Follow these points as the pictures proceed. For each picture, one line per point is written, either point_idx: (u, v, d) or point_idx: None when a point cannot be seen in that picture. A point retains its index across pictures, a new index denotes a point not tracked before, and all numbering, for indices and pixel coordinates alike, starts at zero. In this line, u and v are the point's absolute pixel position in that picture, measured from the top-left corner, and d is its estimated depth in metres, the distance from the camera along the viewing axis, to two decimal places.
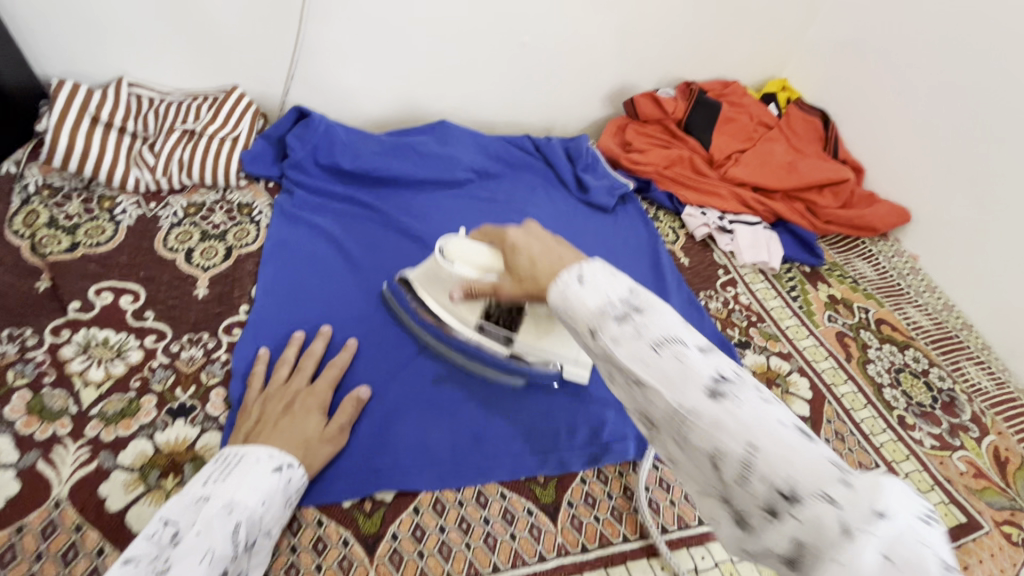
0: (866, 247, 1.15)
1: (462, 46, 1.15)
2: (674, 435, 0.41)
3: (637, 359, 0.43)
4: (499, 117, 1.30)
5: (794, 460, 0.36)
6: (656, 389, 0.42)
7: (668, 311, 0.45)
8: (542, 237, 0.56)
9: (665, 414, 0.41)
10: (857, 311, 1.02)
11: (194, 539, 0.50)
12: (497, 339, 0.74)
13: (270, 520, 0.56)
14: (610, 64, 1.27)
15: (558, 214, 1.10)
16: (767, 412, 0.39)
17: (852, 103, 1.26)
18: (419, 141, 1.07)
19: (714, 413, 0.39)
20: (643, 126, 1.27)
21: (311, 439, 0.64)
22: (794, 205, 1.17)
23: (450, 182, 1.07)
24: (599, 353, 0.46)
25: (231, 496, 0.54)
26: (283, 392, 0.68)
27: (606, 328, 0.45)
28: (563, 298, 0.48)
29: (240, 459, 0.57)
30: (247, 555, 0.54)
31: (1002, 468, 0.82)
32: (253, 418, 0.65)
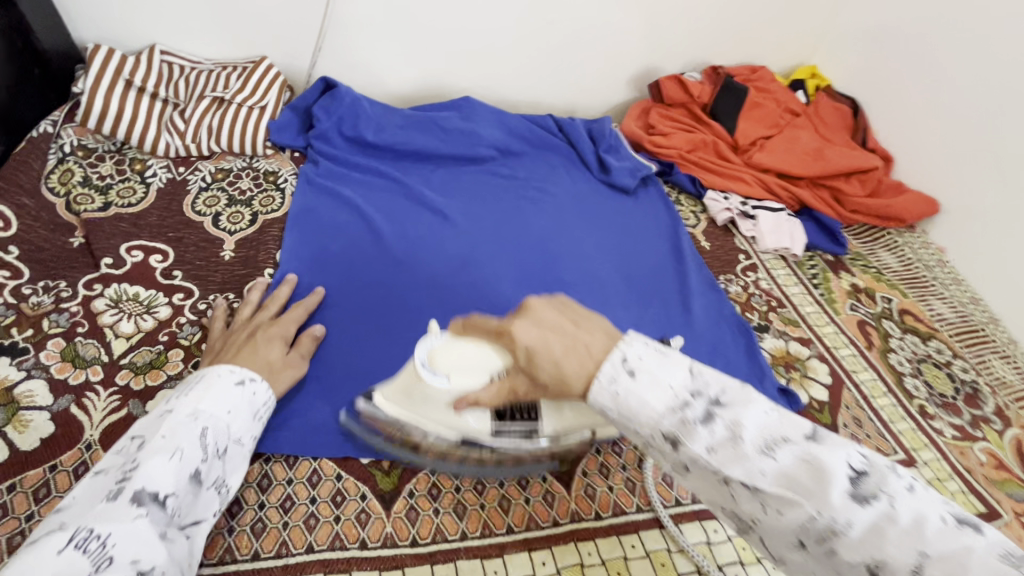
0: (891, 237, 1.13)
1: (488, 22, 1.14)
2: (815, 547, 0.38)
3: (744, 467, 0.39)
4: (523, 98, 1.29)
5: (968, 561, 0.34)
6: (786, 501, 0.38)
7: (750, 398, 0.42)
8: (557, 327, 0.47)
9: (798, 524, 0.38)
10: (880, 301, 1.00)
11: (161, 441, 0.51)
12: (519, 436, 0.60)
13: (238, 429, 0.59)
14: (636, 45, 1.26)
15: (575, 192, 1.09)
16: (917, 506, 0.36)
17: (883, 91, 1.23)
18: (443, 116, 1.08)
19: (869, 522, 0.36)
20: (667, 109, 1.25)
21: (276, 363, 0.68)
22: (819, 193, 1.15)
23: (472, 158, 1.08)
24: (688, 464, 0.41)
25: (195, 405, 0.56)
26: (246, 325, 0.71)
27: (693, 435, 0.41)
28: (627, 404, 0.42)
29: (200, 377, 0.59)
30: (220, 462, 0.56)
31: None
32: (216, 347, 0.67)
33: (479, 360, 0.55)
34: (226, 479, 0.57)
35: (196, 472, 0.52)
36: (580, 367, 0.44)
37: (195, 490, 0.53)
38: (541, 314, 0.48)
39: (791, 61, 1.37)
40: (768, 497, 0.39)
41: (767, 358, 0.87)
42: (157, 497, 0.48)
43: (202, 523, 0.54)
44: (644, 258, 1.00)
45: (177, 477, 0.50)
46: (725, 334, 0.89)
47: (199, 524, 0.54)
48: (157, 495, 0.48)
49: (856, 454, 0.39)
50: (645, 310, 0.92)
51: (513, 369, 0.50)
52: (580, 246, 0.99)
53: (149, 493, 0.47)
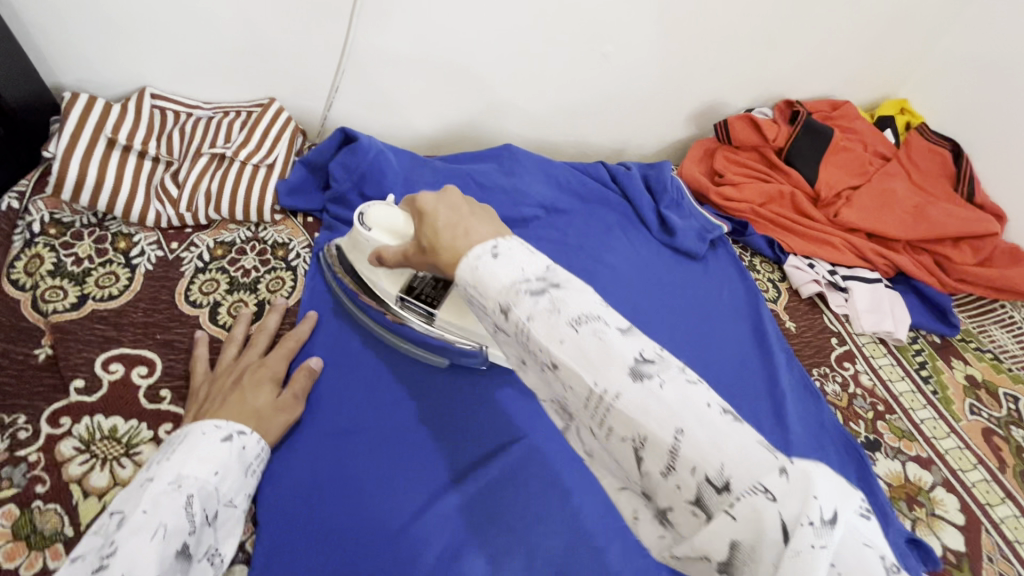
0: (1006, 313, 0.95)
1: (535, 55, 0.98)
2: (598, 424, 0.37)
3: (552, 335, 0.38)
4: (567, 138, 1.13)
5: (723, 445, 0.33)
6: (571, 371, 0.38)
7: (589, 291, 0.41)
8: (454, 204, 0.48)
9: (581, 395, 0.38)
10: (1004, 401, 0.84)
11: (141, 516, 0.47)
12: (417, 314, 0.69)
13: (230, 491, 0.54)
14: (700, 78, 1.09)
15: (632, 260, 0.93)
16: (691, 394, 0.35)
17: (993, 135, 1.06)
18: (481, 171, 0.93)
19: (639, 395, 0.35)
20: (735, 152, 1.09)
21: (264, 410, 0.60)
22: (920, 258, 0.97)
23: (514, 220, 0.93)
24: (513, 335, 0.41)
25: (179, 470, 0.51)
26: (231, 369, 0.64)
27: (519, 302, 0.40)
28: (475, 276, 0.42)
29: (183, 437, 0.54)
30: (211, 528, 0.52)
31: None
32: (200, 399, 0.60)
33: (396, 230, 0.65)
34: (219, 547, 0.53)
35: (184, 547, 0.48)
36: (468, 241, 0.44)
37: (184, 566, 0.48)
38: (451, 193, 0.50)
39: (874, 92, 1.19)
40: (563, 369, 0.38)
41: (885, 490, 0.71)
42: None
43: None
44: (720, 346, 0.84)
45: (161, 556, 0.45)
46: (832, 457, 0.73)
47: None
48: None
49: (652, 348, 0.38)
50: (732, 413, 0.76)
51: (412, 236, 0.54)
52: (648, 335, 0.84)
53: None
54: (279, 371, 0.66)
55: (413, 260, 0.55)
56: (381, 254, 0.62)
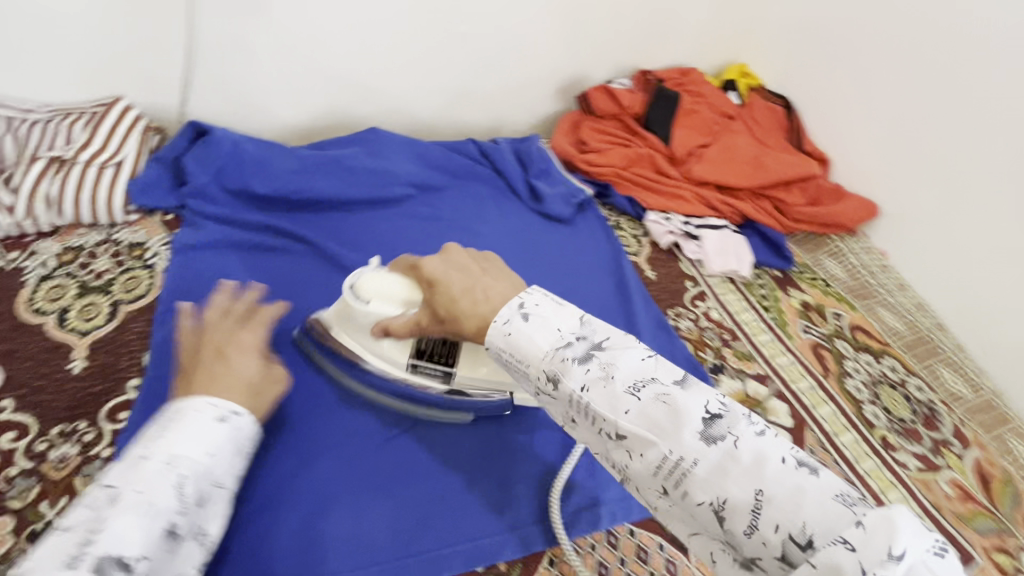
0: (835, 244, 1.09)
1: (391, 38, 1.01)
2: (670, 485, 0.45)
3: (611, 402, 0.48)
4: (442, 119, 1.16)
5: (803, 499, 0.40)
6: (646, 441, 0.46)
7: (629, 346, 0.51)
8: (460, 266, 0.62)
9: (655, 460, 0.46)
10: (831, 318, 0.97)
11: (135, 496, 0.47)
12: (434, 377, 0.68)
13: (221, 472, 0.53)
14: (559, 53, 1.15)
15: (504, 229, 0.99)
16: (764, 448, 0.43)
17: (815, 89, 1.19)
18: (347, 154, 0.94)
19: (715, 459, 0.44)
20: (599, 121, 1.16)
21: (255, 382, 0.62)
22: (761, 204, 1.09)
23: (385, 200, 0.95)
24: (565, 401, 0.50)
25: (173, 450, 0.50)
26: (216, 338, 0.64)
27: (570, 372, 0.50)
28: (517, 344, 0.53)
29: (178, 415, 0.53)
30: (201, 509, 0.51)
31: (987, 486, 0.77)
32: (185, 372, 0.61)
33: (397, 298, 0.67)
34: (207, 525, 0.52)
35: (172, 527, 0.48)
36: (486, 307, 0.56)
37: (172, 546, 0.48)
38: (452, 259, 0.64)
39: (720, 58, 1.31)
40: (629, 438, 0.47)
41: None
42: (123, 562, 0.44)
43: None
44: (584, 298, 0.91)
45: (148, 537, 0.46)
46: None
47: None
48: (123, 561, 0.44)
49: (716, 402, 0.47)
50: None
51: (425, 307, 0.64)
52: None
53: (113, 560, 0.43)
54: (262, 351, 0.66)
55: (428, 327, 0.63)
56: (391, 327, 0.66)
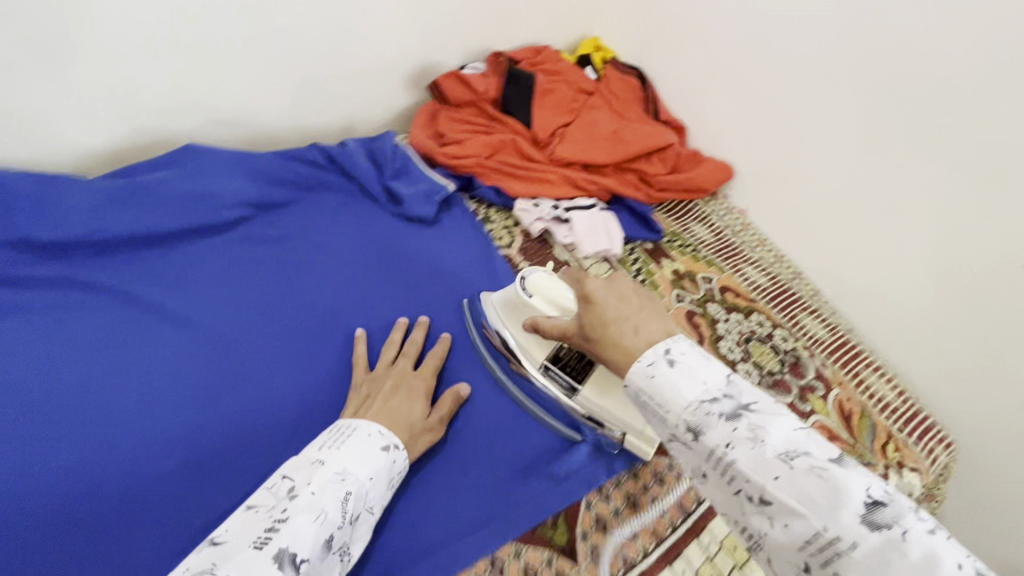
0: (700, 209, 1.12)
1: (186, 37, 0.86)
2: (820, 566, 0.41)
3: (759, 466, 0.44)
4: (283, 126, 1.04)
5: None
6: (792, 510, 0.43)
7: (782, 414, 0.47)
8: (621, 296, 0.61)
9: (802, 535, 0.42)
10: (702, 283, 0.99)
11: (310, 496, 0.54)
12: (559, 385, 0.72)
13: (374, 498, 0.60)
14: (400, 42, 1.07)
15: (361, 241, 0.91)
16: (937, 547, 0.38)
17: (663, 58, 1.20)
18: (158, 180, 0.81)
19: (874, 545, 0.39)
20: (456, 111, 1.10)
21: (415, 423, 0.68)
22: (627, 178, 1.09)
23: (215, 228, 0.84)
24: (703, 455, 0.48)
25: (344, 465, 0.58)
26: (388, 375, 0.73)
27: (715, 427, 0.47)
28: (660, 390, 0.50)
29: (353, 431, 0.62)
30: (352, 528, 0.56)
31: (847, 423, 0.82)
32: (361, 395, 0.71)
33: (553, 303, 0.71)
34: (352, 546, 0.57)
35: (331, 538, 0.52)
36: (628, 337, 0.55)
37: (327, 556, 0.52)
38: (616, 287, 0.63)
39: (572, 33, 1.29)
40: (775, 504, 0.44)
41: None
42: (295, 559, 0.48)
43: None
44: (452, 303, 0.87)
45: (314, 542, 0.50)
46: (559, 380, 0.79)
47: None
48: (295, 558, 0.48)
49: (877, 487, 0.43)
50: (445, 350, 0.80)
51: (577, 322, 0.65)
52: (384, 313, 0.84)
53: (289, 554, 0.48)
54: (428, 395, 0.72)
55: (571, 337, 0.65)
56: (536, 325, 0.70)
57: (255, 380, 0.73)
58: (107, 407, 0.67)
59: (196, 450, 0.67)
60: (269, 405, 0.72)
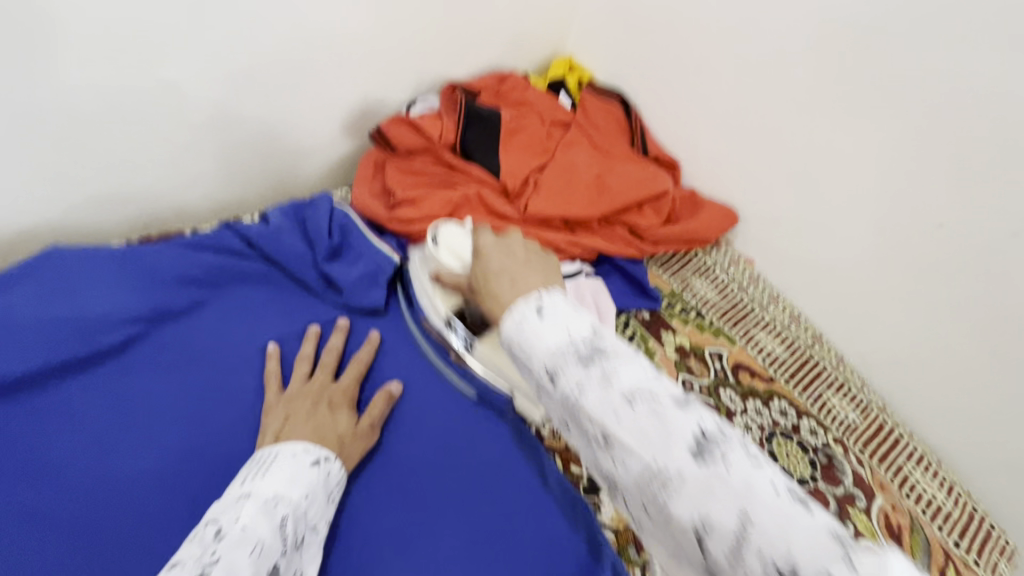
0: (700, 261, 0.96)
1: (22, 102, 0.64)
2: (651, 505, 0.37)
3: (604, 409, 0.38)
4: (192, 195, 0.84)
5: (795, 540, 0.32)
6: (630, 450, 0.38)
7: (636, 355, 0.41)
8: (512, 249, 0.56)
9: (638, 474, 0.37)
10: (711, 362, 0.83)
11: (243, 531, 0.47)
12: (459, 340, 0.72)
13: (314, 516, 0.55)
14: (329, 82, 0.87)
15: (289, 350, 0.72)
16: (762, 481, 0.35)
17: (648, 81, 1.02)
18: (7, 306, 0.62)
19: (701, 479, 0.35)
20: (406, 159, 0.92)
21: (344, 435, 0.63)
22: (614, 231, 0.92)
23: (90, 360, 0.64)
24: (557, 402, 0.42)
25: (275, 491, 0.52)
26: (307, 393, 0.66)
27: (565, 370, 0.41)
28: (520, 337, 0.43)
29: (275, 458, 0.56)
30: (297, 552, 0.52)
31: (898, 544, 0.68)
32: (279, 419, 0.63)
33: (459, 255, 0.70)
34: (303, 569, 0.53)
35: (275, 568, 0.47)
36: (508, 291, 0.49)
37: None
38: (508, 238, 0.59)
39: (540, 52, 1.10)
40: (615, 446, 0.38)
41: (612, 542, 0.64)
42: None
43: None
44: (412, 427, 0.69)
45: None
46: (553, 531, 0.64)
47: None
48: None
49: (716, 422, 0.38)
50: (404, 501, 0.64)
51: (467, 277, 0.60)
52: None
53: None
54: (353, 400, 0.68)
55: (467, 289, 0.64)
56: (441, 277, 0.67)
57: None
58: None
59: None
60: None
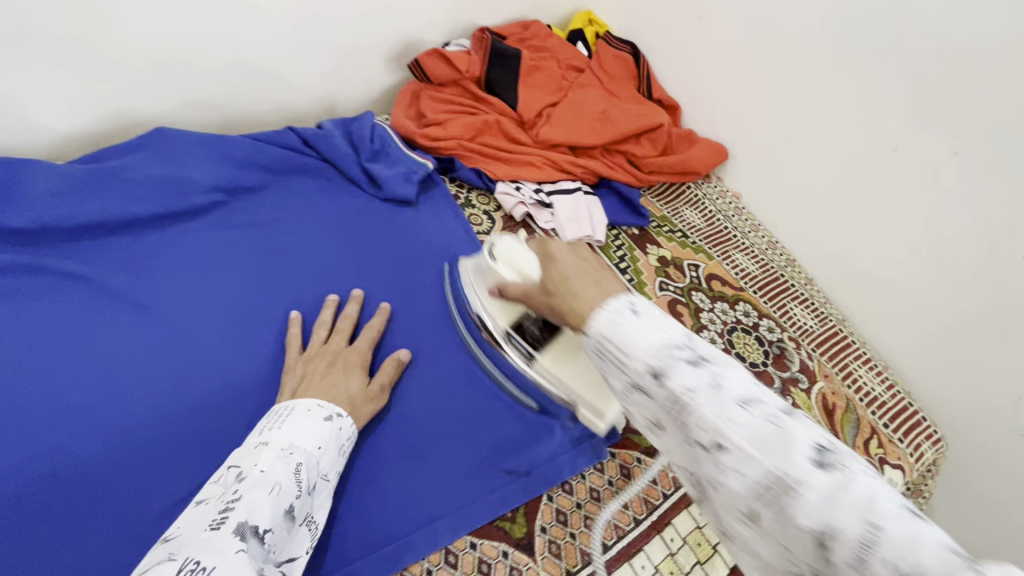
0: (691, 192, 1.08)
1: (148, 12, 0.82)
2: (767, 509, 0.36)
3: (716, 411, 0.38)
4: (263, 107, 1.03)
5: (921, 545, 0.31)
6: (744, 454, 0.37)
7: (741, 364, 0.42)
8: (581, 257, 0.55)
9: (754, 480, 0.37)
10: (688, 271, 0.95)
11: (260, 474, 0.51)
12: (519, 352, 0.71)
13: (326, 466, 0.59)
14: (380, 18, 1.03)
15: (333, 224, 0.90)
16: (876, 484, 0.34)
17: (657, 33, 1.14)
18: (125, 165, 0.81)
19: (822, 482, 0.34)
20: (439, 89, 1.07)
21: (356, 397, 0.67)
22: (614, 160, 1.05)
23: (186, 213, 0.83)
24: (662, 402, 0.42)
25: (290, 440, 0.57)
26: (323, 353, 0.72)
27: (677, 370, 0.41)
28: (620, 334, 0.44)
29: (292, 412, 0.60)
30: (310, 497, 0.56)
31: (829, 417, 0.80)
32: (299, 373, 0.69)
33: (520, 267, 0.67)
34: (315, 515, 0.57)
35: (290, 507, 0.52)
36: (596, 296, 0.48)
37: (289, 527, 0.52)
38: (582, 250, 0.56)
39: (564, 7, 1.24)
40: (729, 450, 0.38)
41: None
42: (257, 531, 0.47)
43: (297, 560, 0.53)
44: (426, 290, 0.86)
45: (274, 512, 0.50)
46: None
47: (295, 562, 0.53)
48: (258, 529, 0.47)
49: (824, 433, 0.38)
50: (415, 335, 0.80)
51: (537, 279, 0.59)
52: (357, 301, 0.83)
53: (250, 526, 0.47)
54: (365, 366, 0.72)
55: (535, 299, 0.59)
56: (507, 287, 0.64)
57: (218, 369, 0.73)
58: (67, 395, 0.68)
59: (160, 436, 0.67)
60: (234, 389, 0.72)
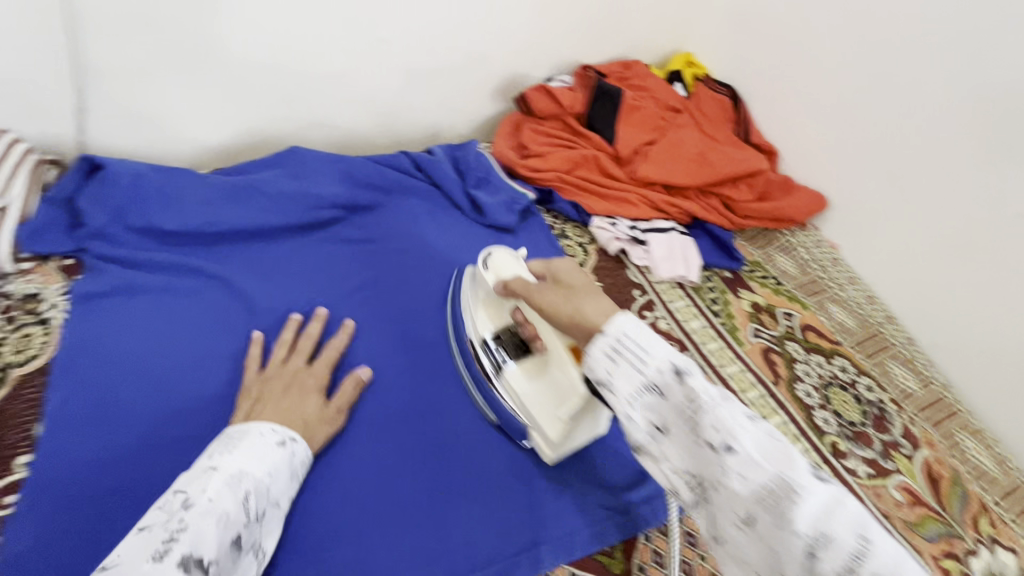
0: (785, 239, 1.07)
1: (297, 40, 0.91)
2: (763, 509, 0.41)
3: (731, 418, 0.44)
4: (378, 130, 1.10)
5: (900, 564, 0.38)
6: (752, 461, 0.43)
7: None
8: None
9: (756, 485, 0.42)
10: (782, 320, 0.94)
11: (206, 503, 0.51)
12: (490, 363, 0.73)
13: (276, 492, 0.59)
14: (492, 54, 1.09)
15: (440, 244, 0.95)
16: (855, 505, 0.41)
17: (759, 79, 1.16)
18: (264, 179, 0.88)
19: (819, 496, 0.41)
20: (539, 122, 1.11)
21: (309, 420, 0.67)
22: (709, 202, 1.06)
23: (311, 226, 0.90)
24: (677, 404, 0.47)
25: (240, 467, 0.56)
26: (280, 375, 0.71)
27: (697, 377, 0.46)
28: (647, 335, 0.49)
29: (244, 435, 0.60)
30: (258, 525, 0.57)
31: (934, 487, 0.77)
32: (253, 398, 0.68)
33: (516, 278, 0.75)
34: (263, 542, 0.58)
35: (236, 538, 0.53)
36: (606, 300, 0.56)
37: (235, 556, 0.53)
38: None
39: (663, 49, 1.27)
40: (739, 454, 0.43)
41: None
42: (201, 564, 0.48)
43: None
44: None
45: (219, 544, 0.51)
46: None
47: None
48: (201, 563, 0.48)
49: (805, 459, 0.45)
50: None
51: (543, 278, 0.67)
52: None
53: (193, 560, 0.48)
54: (321, 390, 0.71)
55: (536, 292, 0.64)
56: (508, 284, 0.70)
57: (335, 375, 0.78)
58: (203, 386, 0.73)
59: None
60: None
